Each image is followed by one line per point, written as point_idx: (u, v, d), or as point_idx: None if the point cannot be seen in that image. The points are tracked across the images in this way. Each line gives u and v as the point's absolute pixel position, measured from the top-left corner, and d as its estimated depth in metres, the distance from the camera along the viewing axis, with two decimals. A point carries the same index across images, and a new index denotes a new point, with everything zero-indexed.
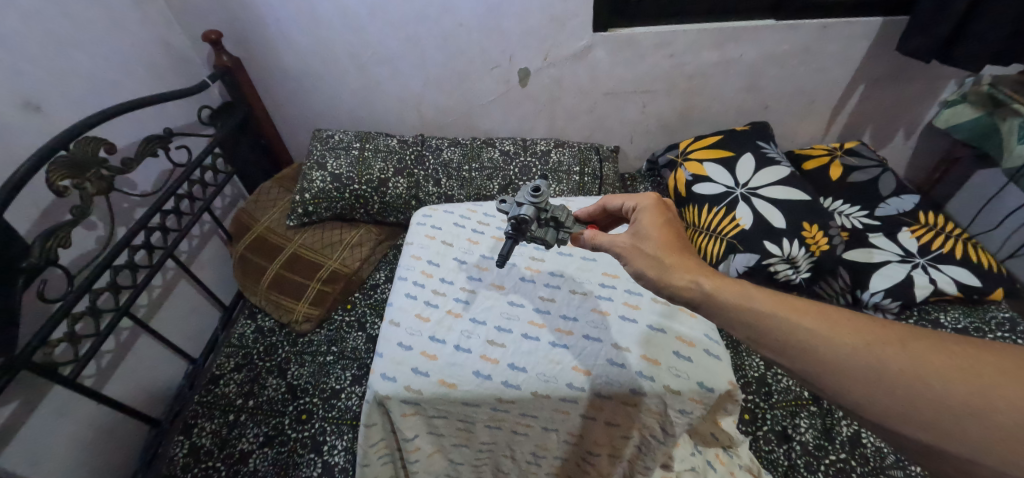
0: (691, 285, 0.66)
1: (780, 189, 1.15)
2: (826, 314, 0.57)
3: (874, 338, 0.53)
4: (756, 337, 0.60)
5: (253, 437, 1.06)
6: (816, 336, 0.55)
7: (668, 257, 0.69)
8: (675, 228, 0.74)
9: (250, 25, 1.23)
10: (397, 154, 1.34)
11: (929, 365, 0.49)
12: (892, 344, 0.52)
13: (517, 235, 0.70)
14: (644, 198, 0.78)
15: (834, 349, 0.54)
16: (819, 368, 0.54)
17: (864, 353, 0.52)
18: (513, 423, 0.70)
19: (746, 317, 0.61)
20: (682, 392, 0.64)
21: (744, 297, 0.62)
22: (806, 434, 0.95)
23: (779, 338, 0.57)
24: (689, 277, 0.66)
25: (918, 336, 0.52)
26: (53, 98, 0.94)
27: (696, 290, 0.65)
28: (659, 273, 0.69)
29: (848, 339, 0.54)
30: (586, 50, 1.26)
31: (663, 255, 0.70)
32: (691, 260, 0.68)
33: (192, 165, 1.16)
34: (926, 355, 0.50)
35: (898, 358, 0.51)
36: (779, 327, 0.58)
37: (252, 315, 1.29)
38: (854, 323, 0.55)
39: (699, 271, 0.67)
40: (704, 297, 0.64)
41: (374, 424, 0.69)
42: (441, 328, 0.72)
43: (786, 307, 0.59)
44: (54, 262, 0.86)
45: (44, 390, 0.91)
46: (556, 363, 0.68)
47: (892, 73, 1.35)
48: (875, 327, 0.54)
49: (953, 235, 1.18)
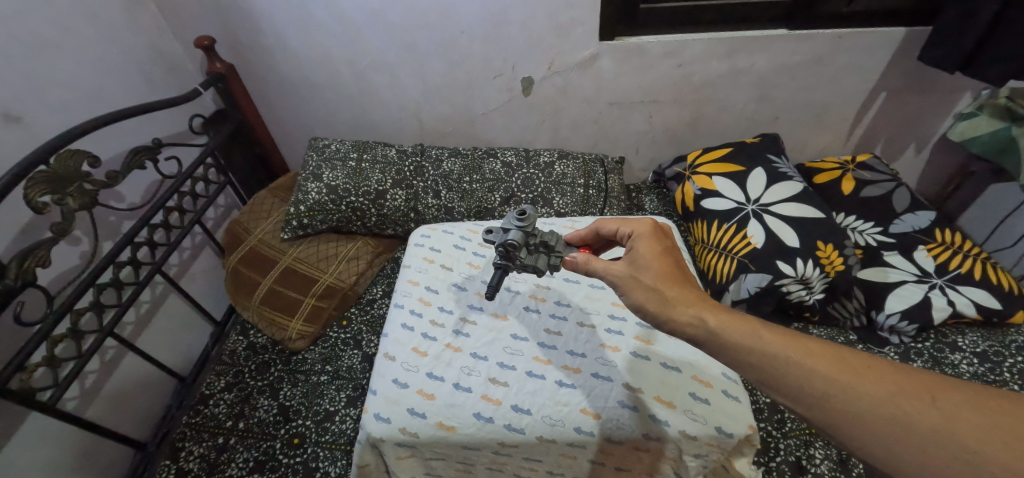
0: (695, 322, 0.62)
1: (792, 206, 1.11)
2: (843, 358, 0.53)
3: (898, 388, 0.49)
4: (768, 380, 0.56)
5: (242, 462, 1.02)
6: (834, 385, 0.51)
7: (668, 290, 0.65)
8: (674, 256, 0.70)
9: (244, 31, 1.19)
10: (396, 165, 1.30)
11: (961, 422, 0.45)
12: (919, 397, 0.48)
13: (505, 264, 0.66)
14: (637, 225, 0.74)
15: (854, 401, 0.50)
16: (837, 420, 0.51)
17: (886, 405, 0.49)
18: (516, 467, 0.65)
19: (757, 360, 0.57)
20: (699, 438, 0.61)
21: (753, 337, 0.58)
22: (822, 465, 0.90)
23: (794, 385, 0.53)
24: (693, 312, 0.62)
25: (944, 389, 0.48)
26: (35, 108, 0.89)
27: (699, 328, 0.61)
28: (654, 306, 0.65)
29: (870, 389, 0.50)
30: (593, 59, 1.22)
31: (662, 287, 0.66)
32: (692, 293, 0.64)
33: (183, 177, 1.12)
34: (957, 411, 0.46)
35: (925, 413, 0.47)
36: (792, 371, 0.54)
37: (245, 331, 1.24)
38: (873, 370, 0.51)
39: (702, 306, 0.63)
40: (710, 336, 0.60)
41: (366, 465, 0.65)
42: (440, 364, 0.68)
43: (801, 350, 0.55)
44: (32, 283, 0.81)
45: (21, 415, 0.86)
46: (564, 405, 0.64)
47: (907, 85, 1.31)
48: (897, 375, 0.50)
49: (972, 255, 1.14)
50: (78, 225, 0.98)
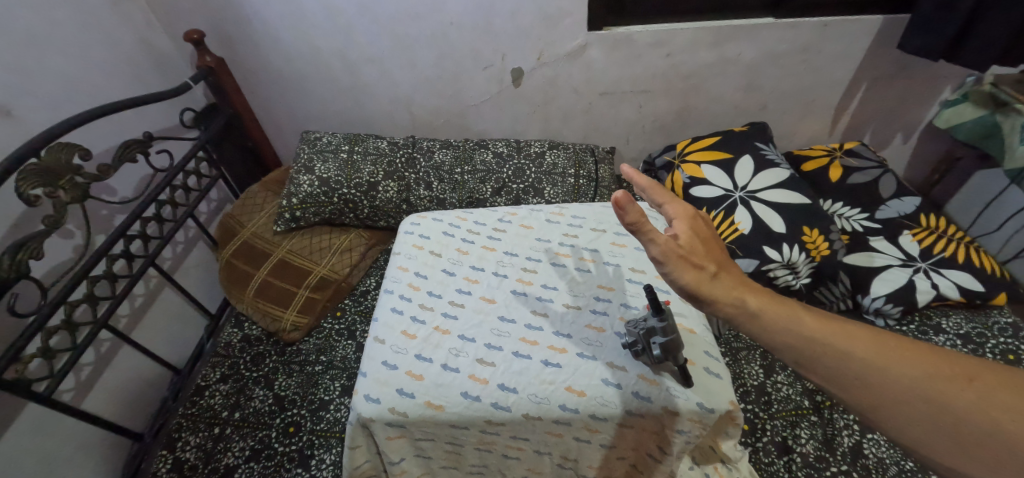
0: (736, 303, 0.58)
1: (778, 192, 1.13)
2: (881, 339, 0.51)
3: (936, 370, 0.47)
4: (802, 363, 0.53)
5: (238, 451, 1.03)
6: (869, 365, 0.49)
7: (715, 272, 0.60)
8: (712, 243, 0.63)
9: (234, 24, 1.19)
10: (387, 157, 1.31)
11: (1000, 406, 0.43)
12: (956, 379, 0.46)
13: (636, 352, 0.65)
14: (677, 207, 0.64)
15: (888, 383, 0.48)
16: (871, 402, 0.49)
17: (923, 387, 0.47)
18: (504, 446, 0.67)
19: (793, 341, 0.54)
20: (681, 414, 0.62)
21: (791, 315, 0.55)
22: (807, 445, 0.92)
23: (829, 365, 0.51)
24: (734, 294, 0.59)
25: (987, 372, 0.46)
26: (25, 102, 0.89)
27: (738, 308, 0.58)
28: (704, 288, 0.59)
29: (907, 372, 0.48)
30: (582, 49, 1.23)
31: (709, 267, 0.60)
32: (738, 277, 0.60)
33: (174, 170, 1.13)
34: (997, 394, 0.44)
35: (963, 395, 0.45)
36: (828, 354, 0.51)
37: (239, 324, 1.25)
38: (912, 352, 0.49)
39: (743, 287, 0.59)
40: (747, 316, 0.57)
41: (358, 446, 0.66)
42: (428, 346, 0.69)
43: (837, 330, 0.53)
44: (26, 275, 0.81)
45: (17, 406, 0.87)
46: (549, 383, 0.64)
47: (893, 73, 1.32)
48: (935, 357, 0.48)
49: (955, 239, 1.16)
50: (70, 218, 0.98)
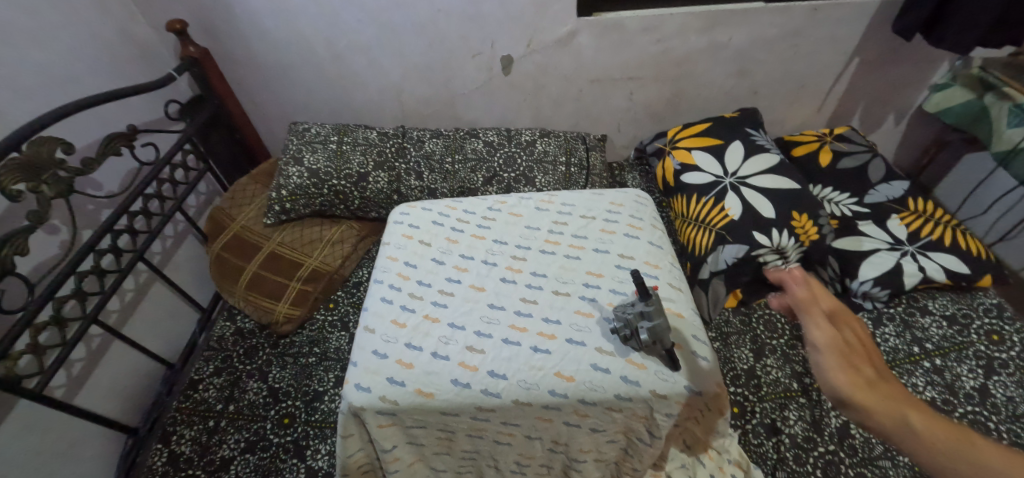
0: (898, 420, 0.63)
1: (768, 177, 1.13)
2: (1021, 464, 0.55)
3: None
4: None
5: (233, 443, 1.03)
6: None
7: (877, 387, 0.68)
8: (864, 348, 0.74)
9: (217, 14, 1.17)
10: (377, 147, 1.30)
11: None
12: None
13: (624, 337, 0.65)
14: (826, 333, 0.76)
15: None
16: None
17: None
18: (495, 432, 0.67)
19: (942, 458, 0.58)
20: (669, 397, 0.63)
21: (931, 431, 0.60)
22: (795, 426, 0.94)
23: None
24: (897, 411, 0.64)
25: None
26: (4, 95, 0.88)
27: (904, 426, 0.63)
28: (867, 397, 0.67)
29: None
30: (571, 36, 1.22)
31: (874, 384, 0.68)
32: (896, 393, 0.67)
33: (161, 163, 1.11)
34: None
35: None
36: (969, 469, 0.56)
37: (231, 317, 1.25)
38: None
39: (903, 406, 0.65)
40: (905, 434, 0.62)
41: (350, 435, 0.66)
42: (418, 334, 0.69)
43: (976, 451, 0.57)
44: (12, 271, 0.81)
45: (9, 402, 0.87)
46: (538, 369, 0.65)
47: (883, 57, 1.32)
48: None
49: (942, 222, 1.17)
50: (54, 213, 0.97)
